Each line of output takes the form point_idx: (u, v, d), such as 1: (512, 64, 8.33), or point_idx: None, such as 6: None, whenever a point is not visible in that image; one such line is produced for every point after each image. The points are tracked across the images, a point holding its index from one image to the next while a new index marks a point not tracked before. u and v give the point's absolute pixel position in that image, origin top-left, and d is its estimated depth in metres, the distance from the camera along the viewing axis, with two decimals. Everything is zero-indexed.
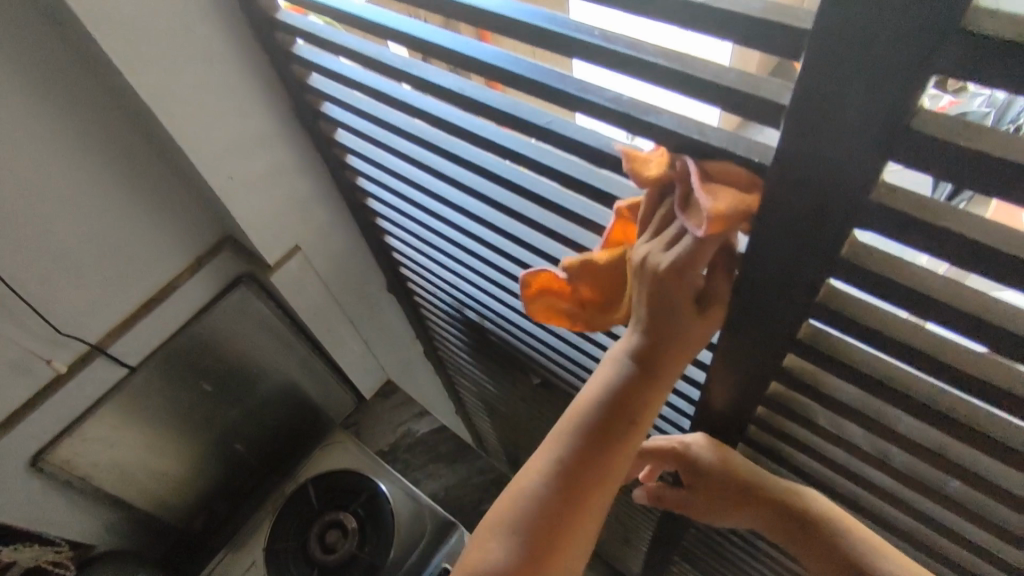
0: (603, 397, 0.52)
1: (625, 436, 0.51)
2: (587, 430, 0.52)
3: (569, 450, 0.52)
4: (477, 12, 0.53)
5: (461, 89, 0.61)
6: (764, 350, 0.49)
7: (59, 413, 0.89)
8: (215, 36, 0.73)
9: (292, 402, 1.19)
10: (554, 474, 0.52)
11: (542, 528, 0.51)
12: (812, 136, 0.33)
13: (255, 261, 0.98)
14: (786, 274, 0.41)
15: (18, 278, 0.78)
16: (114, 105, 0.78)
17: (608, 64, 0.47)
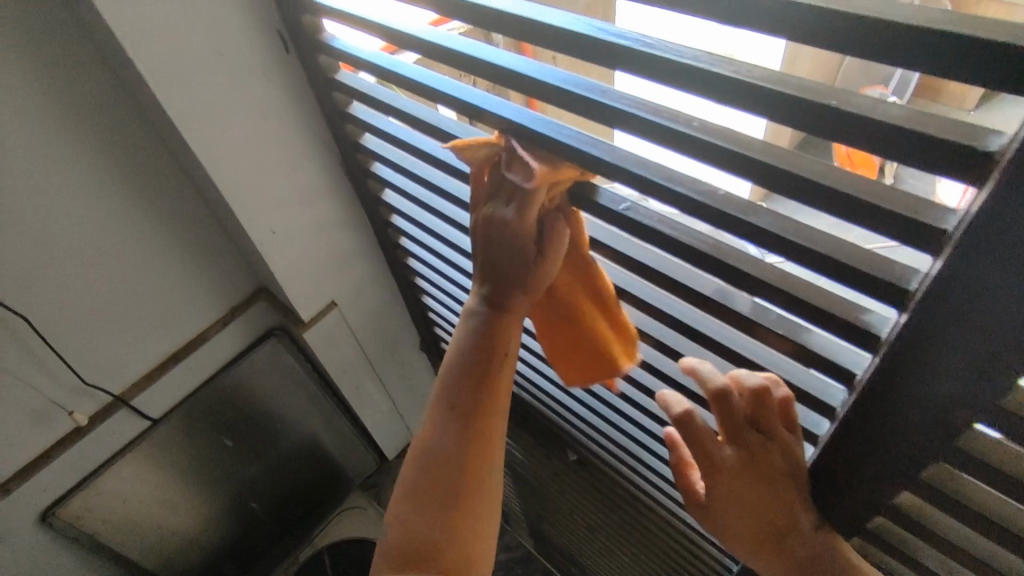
0: (460, 363, 0.49)
1: (489, 394, 0.48)
2: (454, 392, 0.48)
3: (446, 420, 0.48)
4: (532, 82, 0.49)
5: None
6: (881, 480, 0.45)
7: (74, 466, 0.85)
8: (271, 93, 0.71)
9: (311, 455, 1.16)
10: (436, 447, 0.47)
11: (432, 500, 0.46)
12: (985, 276, 0.30)
13: (288, 315, 0.95)
14: (925, 410, 0.38)
15: (49, 326, 0.76)
16: (163, 155, 0.76)
17: (671, 145, 0.41)
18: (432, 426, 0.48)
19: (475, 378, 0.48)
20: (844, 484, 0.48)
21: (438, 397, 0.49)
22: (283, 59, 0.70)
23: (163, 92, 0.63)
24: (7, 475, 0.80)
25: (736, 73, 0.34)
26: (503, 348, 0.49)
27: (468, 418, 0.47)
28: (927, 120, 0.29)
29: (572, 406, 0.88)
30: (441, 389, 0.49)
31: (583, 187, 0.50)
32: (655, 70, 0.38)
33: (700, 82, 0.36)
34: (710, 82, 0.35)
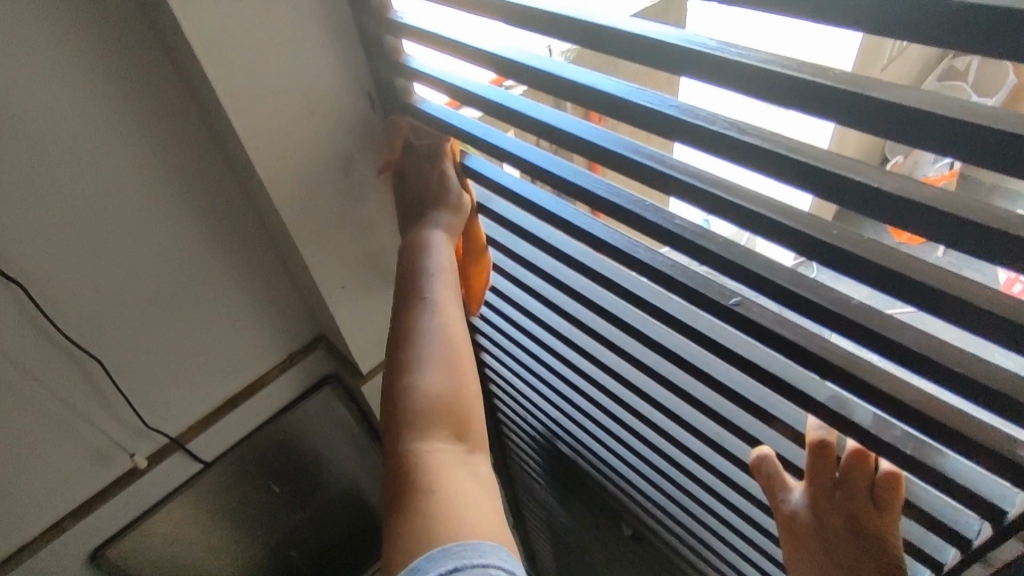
0: (420, 274, 0.62)
1: (446, 286, 0.62)
2: (421, 289, 0.61)
3: (418, 310, 0.60)
4: (636, 166, 0.47)
5: (580, 224, 0.54)
6: None
7: (127, 506, 0.84)
8: (357, 151, 0.72)
9: (353, 503, 1.13)
10: (424, 326, 0.59)
11: (433, 358, 0.57)
12: None
13: (346, 365, 0.94)
14: None
15: (119, 368, 0.76)
16: (244, 203, 0.77)
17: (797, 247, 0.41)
18: (393, 323, 0.60)
19: (444, 276, 0.62)
20: None
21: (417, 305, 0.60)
22: (371, 119, 0.71)
23: (258, 151, 0.63)
24: (62, 513, 0.80)
25: (904, 193, 0.34)
26: (439, 262, 0.63)
27: (412, 312, 0.60)
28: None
29: (632, 480, 0.84)
30: (400, 300, 0.62)
31: (688, 276, 0.48)
32: (804, 179, 0.37)
33: (856, 196, 0.36)
34: (871, 199, 0.35)
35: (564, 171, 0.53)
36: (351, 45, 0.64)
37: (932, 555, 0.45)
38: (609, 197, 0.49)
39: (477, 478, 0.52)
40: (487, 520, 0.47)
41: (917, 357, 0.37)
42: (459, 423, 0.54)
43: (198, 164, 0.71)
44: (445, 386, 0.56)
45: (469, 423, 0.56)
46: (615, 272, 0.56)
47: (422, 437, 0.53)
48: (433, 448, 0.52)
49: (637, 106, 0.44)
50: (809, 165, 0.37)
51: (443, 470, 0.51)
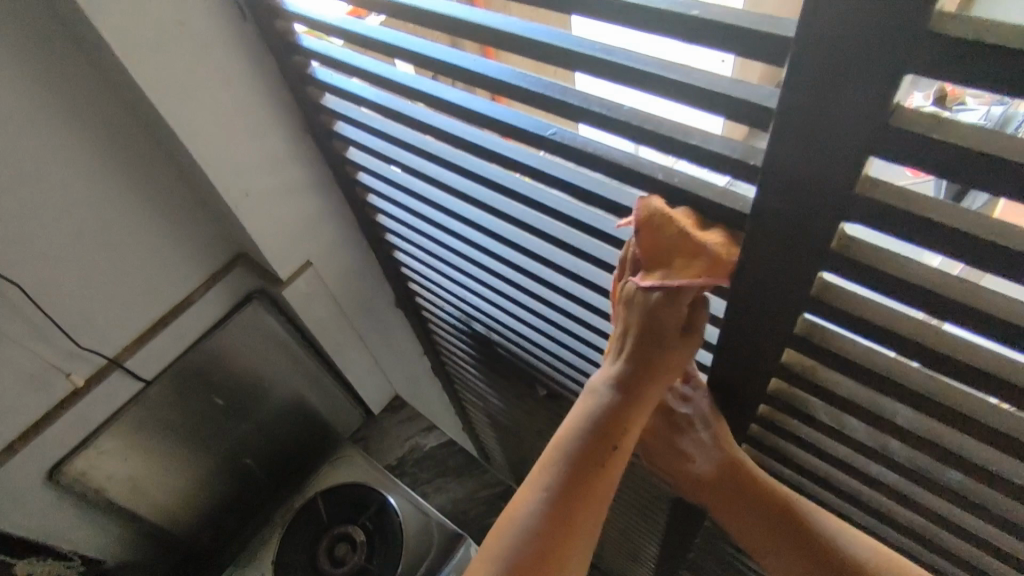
0: (584, 413, 0.55)
1: (605, 428, 0.54)
2: (589, 441, 0.54)
3: (554, 461, 0.55)
4: (474, 28, 0.56)
5: (460, 100, 0.64)
6: (762, 347, 0.50)
7: (76, 426, 0.91)
8: (235, 57, 0.76)
9: (302, 414, 1.21)
10: (543, 484, 0.54)
11: (576, 494, 0.53)
12: (809, 138, 0.35)
13: (268, 277, 1.00)
14: (778, 269, 0.43)
15: (41, 293, 0.81)
16: (136, 124, 0.81)
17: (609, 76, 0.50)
18: (577, 459, 0.54)
19: (607, 422, 0.54)
20: (735, 361, 0.53)
21: (566, 447, 0.55)
22: (243, 27, 0.75)
23: (135, 64, 0.67)
24: (12, 437, 0.86)
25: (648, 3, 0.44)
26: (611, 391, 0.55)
27: (592, 465, 0.54)
28: (761, 23, 0.40)
29: (540, 341, 0.96)
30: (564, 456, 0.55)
31: (528, 122, 0.59)
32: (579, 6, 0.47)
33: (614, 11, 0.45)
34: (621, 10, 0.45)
35: (434, 53, 0.62)
36: None
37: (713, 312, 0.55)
38: (468, 67, 0.60)
39: None
40: None
41: None
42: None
43: (82, 84, 0.74)
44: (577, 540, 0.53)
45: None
46: (483, 139, 0.67)
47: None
48: None
49: None
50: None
51: None
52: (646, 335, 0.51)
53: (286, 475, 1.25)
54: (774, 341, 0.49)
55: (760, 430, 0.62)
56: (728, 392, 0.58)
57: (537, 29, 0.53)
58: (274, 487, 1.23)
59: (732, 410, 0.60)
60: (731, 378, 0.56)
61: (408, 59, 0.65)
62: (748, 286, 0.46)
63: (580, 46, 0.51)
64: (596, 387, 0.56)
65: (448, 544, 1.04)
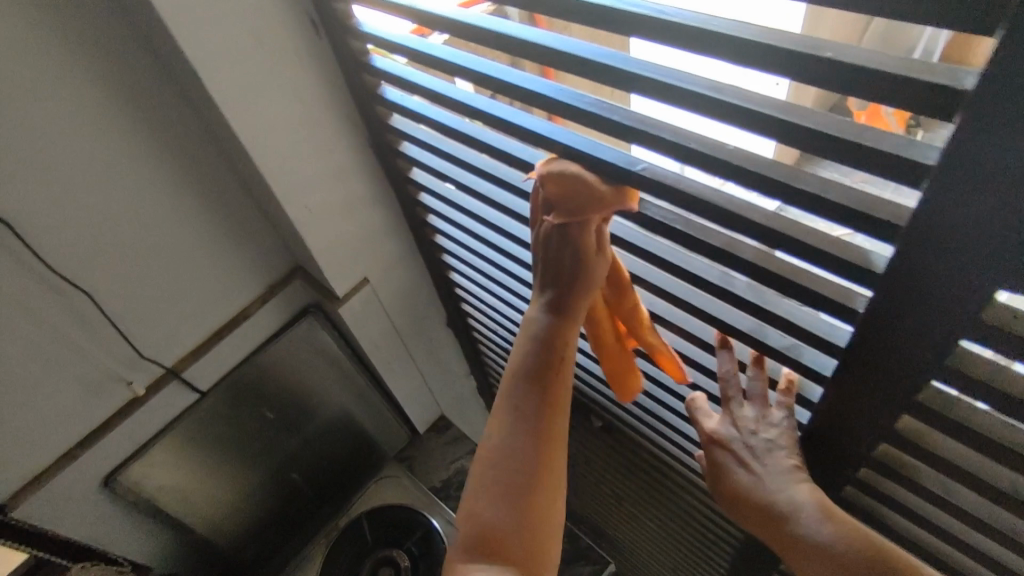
0: (528, 343, 0.57)
1: (557, 351, 0.55)
2: (534, 370, 0.56)
3: (506, 411, 0.56)
4: (546, 51, 0.53)
5: (519, 121, 0.62)
6: (878, 410, 0.48)
7: (132, 434, 0.92)
8: (307, 76, 0.76)
9: (348, 430, 1.20)
10: (508, 426, 0.55)
11: (528, 418, 0.55)
12: (961, 201, 0.33)
13: (324, 293, 1.00)
14: (910, 333, 0.41)
15: (108, 302, 0.82)
16: (206, 139, 0.81)
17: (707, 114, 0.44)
18: (536, 385, 0.55)
19: (546, 346, 0.56)
20: (842, 420, 0.50)
21: (520, 378, 0.56)
22: (316, 45, 0.75)
23: (211, 80, 0.68)
24: (72, 441, 0.87)
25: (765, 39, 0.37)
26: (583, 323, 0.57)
27: (551, 384, 0.55)
28: (915, 69, 0.33)
29: (597, 372, 0.93)
30: (516, 381, 0.56)
31: (606, 153, 0.55)
32: (674, 39, 0.41)
33: (720, 44, 0.39)
34: (731, 44, 0.38)
35: (497, 72, 0.60)
36: None
37: (818, 370, 0.51)
38: (538, 90, 0.57)
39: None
40: None
41: (780, 187, 0.42)
42: (511, 554, 0.52)
43: (155, 99, 0.75)
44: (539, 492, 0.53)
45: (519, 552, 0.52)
46: None
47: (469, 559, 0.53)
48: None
49: None
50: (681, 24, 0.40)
51: None
52: (543, 260, 0.56)
53: (330, 489, 1.24)
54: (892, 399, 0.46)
55: (855, 493, 0.58)
56: (827, 449, 0.54)
57: (608, 53, 0.50)
58: (317, 501, 1.23)
59: (827, 473, 0.56)
60: (831, 434, 0.52)
61: (478, 80, 0.62)
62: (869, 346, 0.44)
63: (657, 73, 0.46)
64: (533, 315, 0.57)
65: None
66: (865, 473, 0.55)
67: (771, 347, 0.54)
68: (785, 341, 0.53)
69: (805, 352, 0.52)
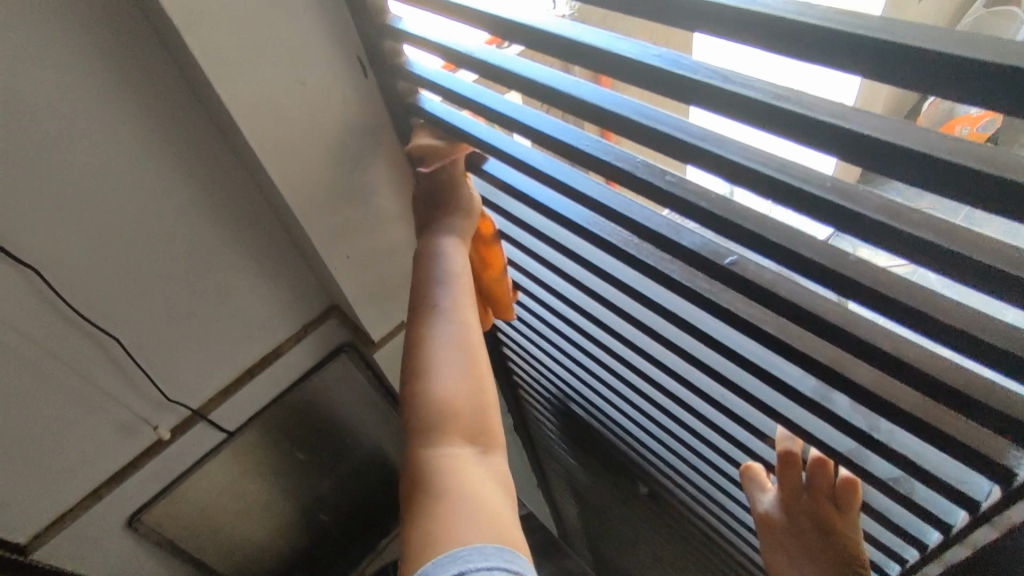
0: (429, 281, 0.63)
1: (456, 287, 0.63)
2: (449, 291, 0.62)
3: (434, 310, 0.61)
4: (627, 123, 0.46)
5: (581, 188, 0.55)
6: None
7: (159, 475, 0.88)
8: (353, 118, 0.70)
9: (378, 469, 1.16)
10: (442, 333, 0.60)
11: (449, 339, 0.59)
12: None
13: (361, 334, 0.95)
14: None
15: (139, 344, 0.78)
16: (245, 178, 0.77)
17: (817, 216, 0.38)
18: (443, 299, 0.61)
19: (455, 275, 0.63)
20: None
21: (437, 298, 0.62)
22: (365, 87, 0.69)
23: (249, 125, 0.63)
24: (98, 482, 0.84)
25: (923, 147, 0.31)
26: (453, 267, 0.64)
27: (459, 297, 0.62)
28: None
29: (647, 440, 0.85)
30: (427, 299, 0.62)
31: (688, 240, 0.48)
32: (801, 133, 0.35)
33: (859, 148, 0.33)
34: (873, 150, 0.32)
35: (561, 133, 0.53)
36: (333, 8, 0.62)
37: (945, 520, 0.47)
38: (612, 161, 0.49)
39: (492, 483, 0.53)
40: (492, 521, 0.48)
41: None
42: (472, 429, 0.56)
43: (195, 138, 0.71)
44: (467, 393, 0.57)
45: (487, 427, 0.57)
46: (623, 240, 0.56)
47: (437, 449, 0.54)
48: (449, 453, 0.54)
49: (615, 56, 0.42)
50: (815, 119, 0.34)
51: (454, 480, 0.52)
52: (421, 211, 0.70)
53: (357, 529, 1.19)
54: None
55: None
56: None
57: (707, 135, 0.43)
58: (343, 541, 1.18)
59: None
60: None
61: (542, 143, 0.56)
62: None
63: (773, 169, 0.39)
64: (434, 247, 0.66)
65: None
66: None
67: (882, 479, 0.49)
68: (894, 473, 0.48)
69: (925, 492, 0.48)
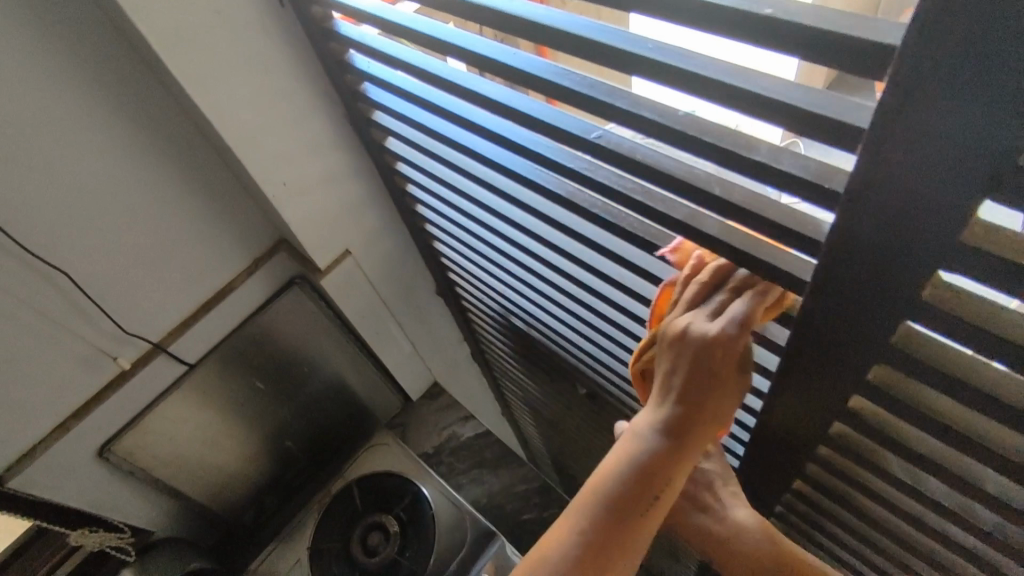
0: (625, 466, 0.50)
1: (630, 466, 0.49)
2: (634, 483, 0.49)
3: (630, 485, 0.49)
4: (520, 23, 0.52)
5: (490, 92, 0.60)
6: (834, 387, 0.45)
7: (124, 406, 0.93)
8: (274, 45, 0.73)
9: (341, 397, 1.22)
10: (608, 495, 0.49)
11: (597, 498, 0.49)
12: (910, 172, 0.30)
13: (307, 264, 0.99)
14: (865, 305, 0.38)
15: (91, 280, 0.82)
16: (176, 111, 0.80)
17: (666, 80, 0.44)
18: (639, 470, 0.49)
19: (648, 468, 0.49)
20: (802, 399, 0.49)
21: (612, 474, 0.50)
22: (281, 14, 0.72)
23: (170, 55, 0.65)
24: (66, 415, 0.89)
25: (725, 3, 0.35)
26: (646, 436, 0.50)
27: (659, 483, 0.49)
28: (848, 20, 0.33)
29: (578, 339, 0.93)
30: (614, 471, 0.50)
31: (574, 126, 0.54)
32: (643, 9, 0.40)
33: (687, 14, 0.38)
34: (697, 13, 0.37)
35: (468, 43, 0.58)
36: None
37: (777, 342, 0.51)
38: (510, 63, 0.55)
39: None
40: None
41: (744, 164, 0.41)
42: None
43: (121, 71, 0.73)
44: None
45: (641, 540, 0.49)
46: (527, 138, 0.62)
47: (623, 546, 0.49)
48: None
49: None
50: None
51: None
52: (675, 362, 0.48)
53: (326, 456, 1.27)
54: (853, 337, 0.40)
55: (823, 454, 0.54)
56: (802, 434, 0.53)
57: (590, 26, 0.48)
58: (314, 466, 1.26)
59: (792, 448, 0.56)
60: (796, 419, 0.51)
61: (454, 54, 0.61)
62: (817, 331, 0.42)
63: (637, 46, 0.45)
64: (640, 430, 0.50)
65: (481, 543, 1.04)
66: (835, 427, 0.50)
67: None
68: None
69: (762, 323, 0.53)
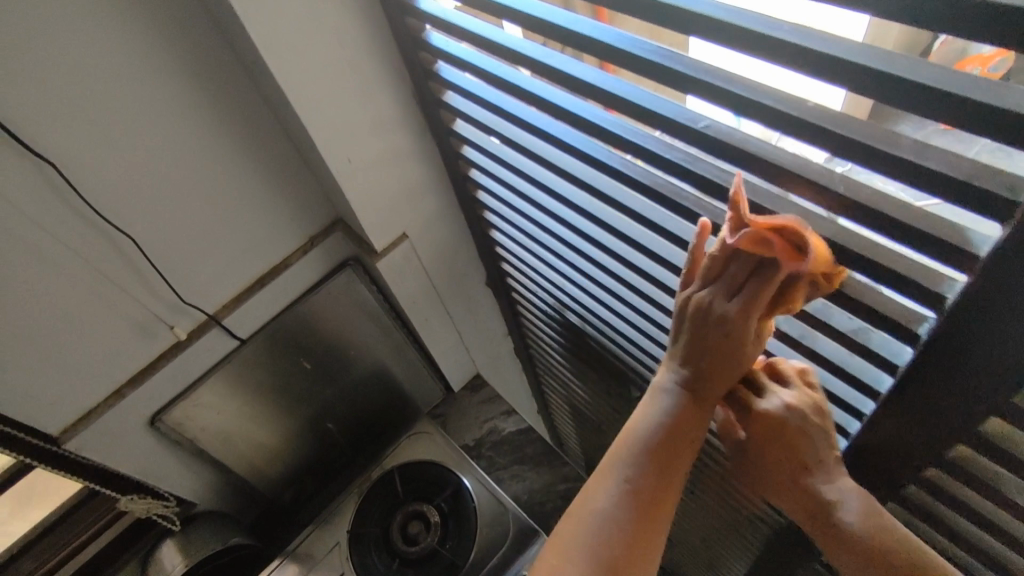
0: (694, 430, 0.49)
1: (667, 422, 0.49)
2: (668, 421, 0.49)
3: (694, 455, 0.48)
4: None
5: (573, 71, 0.57)
6: (961, 407, 0.45)
7: (177, 376, 0.94)
8: (349, 18, 0.72)
9: (384, 384, 1.22)
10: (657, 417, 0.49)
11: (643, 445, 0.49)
12: None
13: (363, 246, 0.98)
14: (1016, 325, 0.37)
15: (156, 247, 0.83)
16: (248, 83, 0.79)
17: (773, 56, 0.40)
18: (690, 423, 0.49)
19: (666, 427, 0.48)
20: (915, 417, 0.49)
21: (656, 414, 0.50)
22: None
23: (252, 18, 0.65)
24: (121, 380, 0.90)
25: None
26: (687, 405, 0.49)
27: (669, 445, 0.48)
28: None
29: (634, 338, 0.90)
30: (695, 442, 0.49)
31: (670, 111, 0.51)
32: None
33: None
34: None
35: (556, 18, 0.55)
36: None
37: (891, 360, 0.47)
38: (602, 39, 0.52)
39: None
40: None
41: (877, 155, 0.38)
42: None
43: (199, 39, 0.73)
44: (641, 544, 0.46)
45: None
46: (613, 123, 0.59)
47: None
48: None
49: None
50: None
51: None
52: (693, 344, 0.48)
53: (365, 441, 1.27)
54: (989, 358, 0.40)
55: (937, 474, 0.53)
56: (920, 457, 0.52)
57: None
58: (353, 451, 1.26)
59: (893, 467, 0.55)
60: (905, 436, 0.51)
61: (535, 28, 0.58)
62: (946, 347, 0.42)
63: (736, 17, 0.41)
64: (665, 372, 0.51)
65: (521, 539, 1.02)
66: (959, 448, 0.50)
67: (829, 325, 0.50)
68: (853, 323, 0.49)
69: (867, 335, 0.49)
